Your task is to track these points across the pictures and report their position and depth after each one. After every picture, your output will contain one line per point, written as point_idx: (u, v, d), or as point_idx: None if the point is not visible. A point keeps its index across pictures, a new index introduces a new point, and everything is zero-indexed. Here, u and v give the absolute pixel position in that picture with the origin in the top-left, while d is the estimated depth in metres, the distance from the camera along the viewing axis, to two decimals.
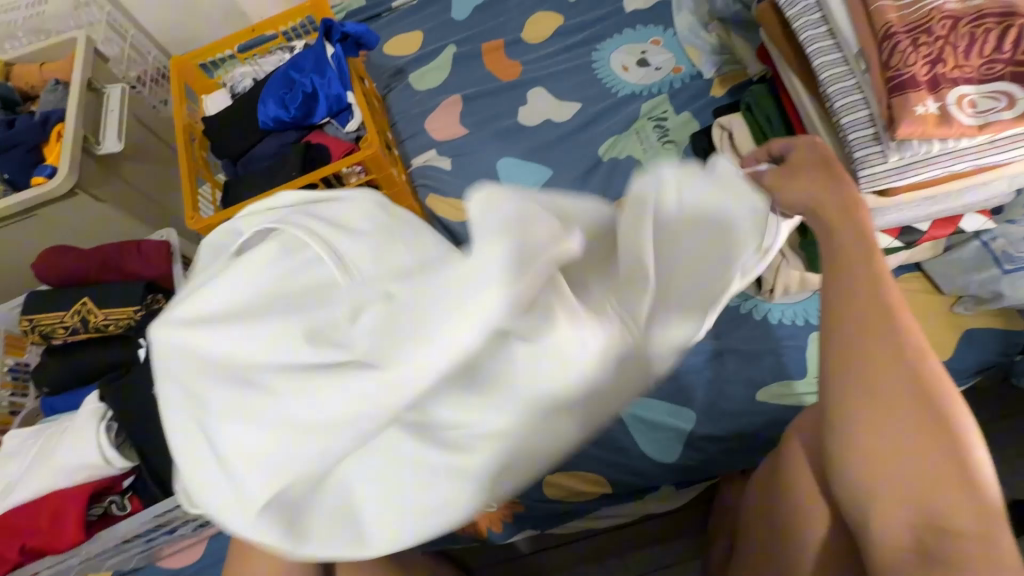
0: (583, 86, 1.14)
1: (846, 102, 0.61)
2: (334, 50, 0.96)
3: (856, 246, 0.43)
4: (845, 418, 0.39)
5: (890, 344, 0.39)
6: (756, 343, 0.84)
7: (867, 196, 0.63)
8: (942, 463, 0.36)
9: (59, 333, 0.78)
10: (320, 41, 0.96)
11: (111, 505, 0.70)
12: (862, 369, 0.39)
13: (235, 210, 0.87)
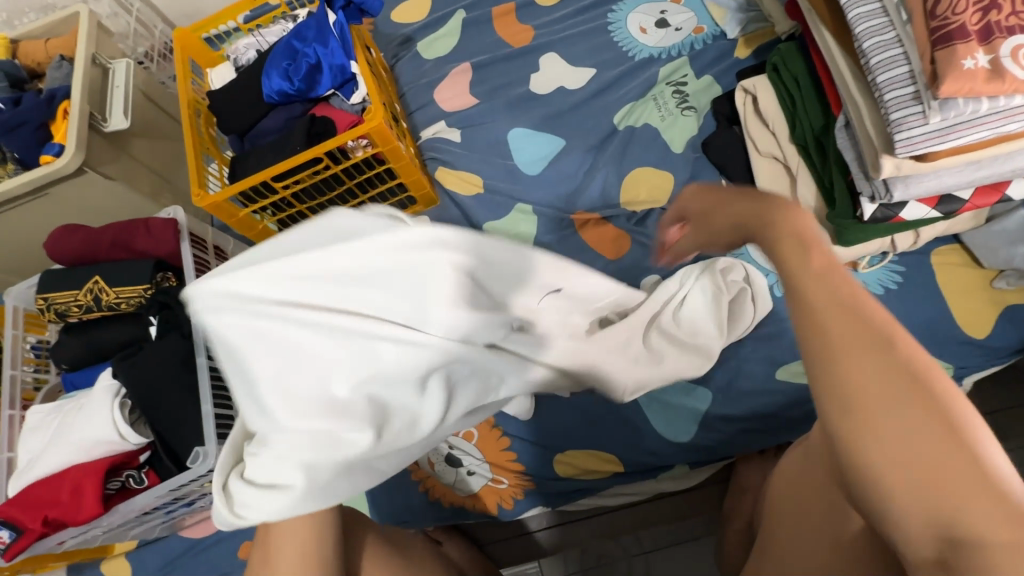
0: (598, 51, 1.08)
1: (884, 57, 0.55)
2: (336, 17, 0.92)
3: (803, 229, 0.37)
4: (854, 438, 0.30)
5: (874, 336, 0.31)
6: (777, 321, 0.80)
7: (903, 162, 0.58)
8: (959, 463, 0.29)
9: (74, 312, 0.79)
10: (322, 8, 0.92)
11: (129, 479, 0.71)
12: (850, 364, 0.31)
13: (240, 186, 0.85)
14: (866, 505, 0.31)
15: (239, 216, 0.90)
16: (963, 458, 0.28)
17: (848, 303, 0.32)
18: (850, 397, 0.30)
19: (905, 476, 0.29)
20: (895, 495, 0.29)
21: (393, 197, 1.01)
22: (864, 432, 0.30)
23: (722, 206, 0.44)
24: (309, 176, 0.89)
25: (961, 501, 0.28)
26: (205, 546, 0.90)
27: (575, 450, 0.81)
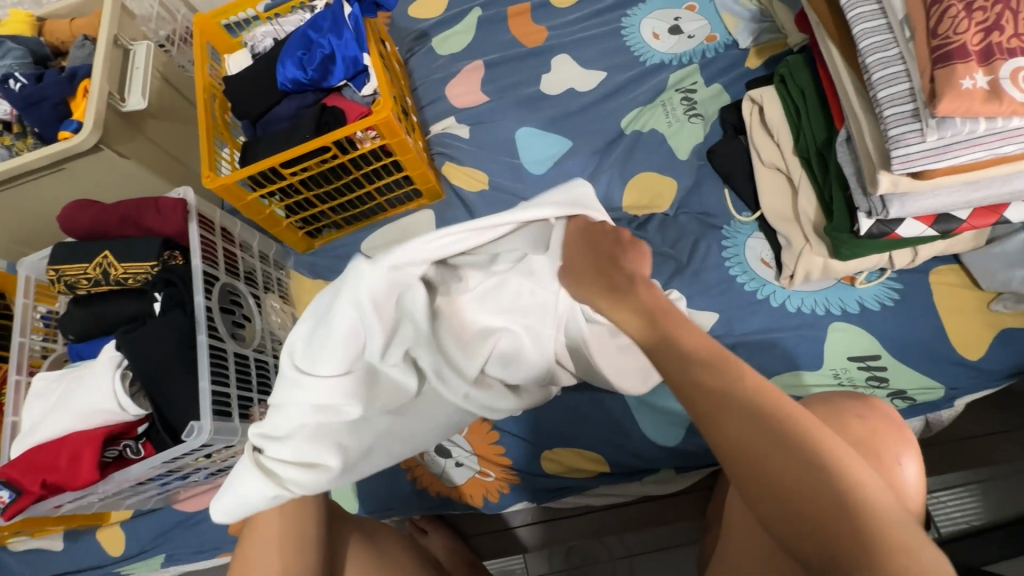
0: (609, 54, 1.09)
1: (886, 73, 0.56)
2: (352, 10, 0.94)
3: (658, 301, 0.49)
4: (744, 455, 0.41)
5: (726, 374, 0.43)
6: (770, 331, 0.81)
7: (900, 178, 0.58)
8: (815, 452, 0.40)
9: (83, 284, 0.82)
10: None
11: (126, 449, 0.73)
12: (761, 459, 0.40)
13: (249, 171, 0.87)
14: (769, 510, 0.40)
15: (247, 200, 0.92)
16: (811, 442, 0.40)
17: (740, 401, 0.41)
18: (732, 422, 0.41)
19: (842, 546, 0.37)
20: (785, 490, 0.39)
21: (400, 189, 1.02)
22: (756, 448, 0.40)
23: (610, 304, 0.51)
24: (317, 164, 0.90)
25: (832, 482, 0.39)
26: (198, 519, 0.93)
27: (561, 448, 0.82)
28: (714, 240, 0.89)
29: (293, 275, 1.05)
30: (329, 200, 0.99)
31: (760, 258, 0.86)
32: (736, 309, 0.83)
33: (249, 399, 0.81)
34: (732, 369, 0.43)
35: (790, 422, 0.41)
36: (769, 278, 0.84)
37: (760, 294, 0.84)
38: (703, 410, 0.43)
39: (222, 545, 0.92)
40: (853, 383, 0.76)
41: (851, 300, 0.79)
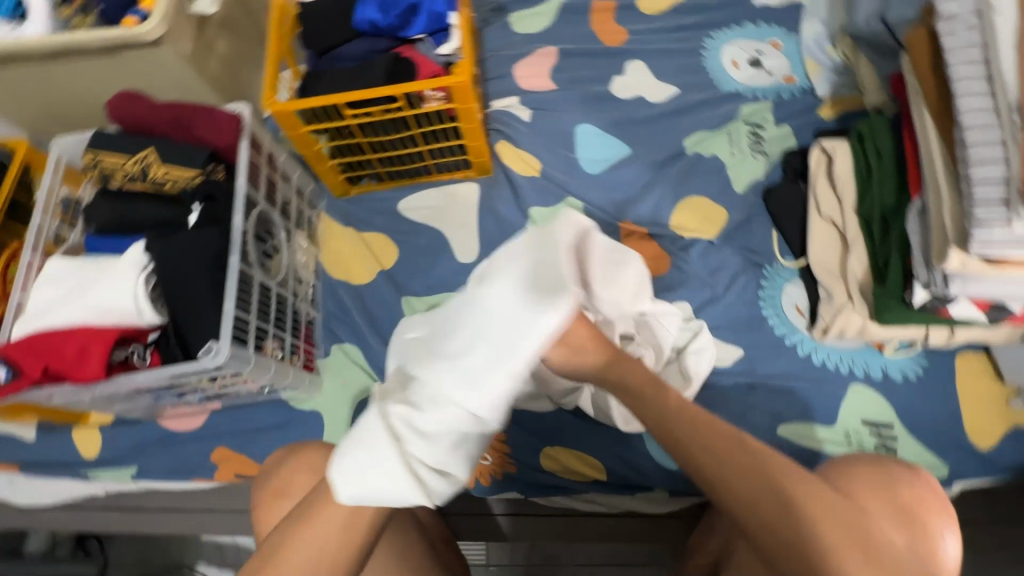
0: (685, 72, 1.08)
1: (983, 153, 0.55)
2: None
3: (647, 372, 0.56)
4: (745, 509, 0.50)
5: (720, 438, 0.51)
6: (791, 379, 0.81)
7: (969, 260, 0.59)
8: (800, 502, 0.49)
9: (119, 178, 0.79)
10: None
11: (133, 354, 0.71)
12: (758, 508, 0.49)
13: (313, 104, 0.84)
14: (771, 551, 0.49)
15: (300, 132, 0.89)
16: (798, 493, 0.50)
17: (735, 465, 0.50)
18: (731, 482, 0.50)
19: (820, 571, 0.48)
20: (780, 533, 0.49)
21: (451, 156, 1.00)
22: (750, 502, 0.49)
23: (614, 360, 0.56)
24: (380, 112, 0.88)
25: (815, 523, 0.49)
26: (180, 439, 0.91)
27: (561, 448, 0.82)
28: (753, 278, 0.89)
29: (324, 217, 1.03)
30: (380, 151, 0.97)
31: (795, 305, 0.86)
32: (761, 350, 0.84)
33: (265, 331, 0.80)
34: (725, 433, 0.52)
35: (780, 480, 0.50)
36: (801, 327, 0.84)
37: (789, 341, 0.84)
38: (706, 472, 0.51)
39: (199, 471, 0.91)
40: (861, 445, 0.77)
41: (876, 366, 0.80)
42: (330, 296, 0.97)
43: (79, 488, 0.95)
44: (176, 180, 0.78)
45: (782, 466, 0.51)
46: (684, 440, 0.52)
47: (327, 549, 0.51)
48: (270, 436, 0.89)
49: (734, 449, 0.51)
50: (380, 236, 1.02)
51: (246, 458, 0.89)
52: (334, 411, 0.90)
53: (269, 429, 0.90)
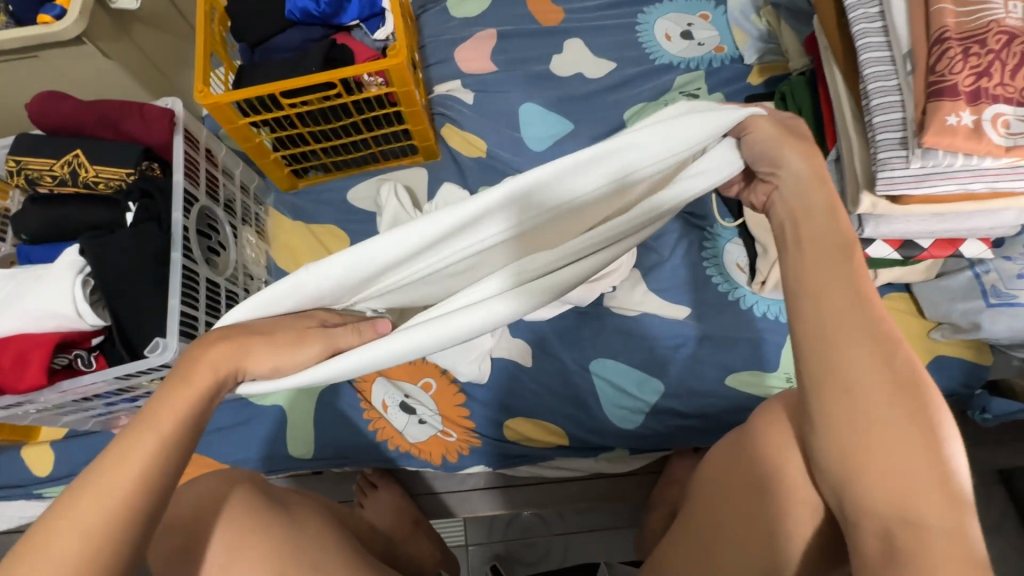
0: (621, 47, 1.10)
1: (883, 101, 0.60)
2: None
3: (840, 306, 0.40)
4: (872, 404, 0.38)
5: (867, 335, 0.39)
6: (734, 331, 0.85)
7: (878, 200, 0.63)
8: (882, 382, 0.38)
9: (46, 182, 0.76)
10: None
11: (76, 359, 0.70)
12: (862, 378, 0.39)
13: (246, 91, 0.81)
14: (867, 430, 0.38)
15: (237, 124, 0.86)
16: (864, 370, 0.39)
17: (876, 348, 0.39)
18: (871, 386, 0.38)
19: (867, 424, 0.38)
20: (872, 399, 0.38)
21: (397, 142, 1.00)
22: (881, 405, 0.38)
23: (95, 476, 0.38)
24: (317, 100, 0.86)
25: (883, 394, 0.38)
26: None
27: (522, 419, 0.86)
28: (696, 240, 0.91)
29: (272, 211, 1.00)
30: (324, 140, 0.95)
31: (735, 263, 0.89)
32: (704, 307, 0.87)
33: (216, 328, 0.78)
34: (864, 365, 0.39)
35: (879, 383, 0.38)
36: (740, 282, 0.88)
37: (731, 296, 0.88)
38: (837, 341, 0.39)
39: None
40: None
41: None
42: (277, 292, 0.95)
43: (34, 509, 0.90)
44: (108, 181, 0.75)
45: (872, 377, 0.38)
46: (866, 398, 0.38)
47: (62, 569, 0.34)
48: (234, 435, 0.89)
49: (882, 366, 0.39)
50: (330, 227, 0.99)
51: (209, 458, 0.88)
52: (295, 407, 0.89)
53: (231, 428, 0.89)
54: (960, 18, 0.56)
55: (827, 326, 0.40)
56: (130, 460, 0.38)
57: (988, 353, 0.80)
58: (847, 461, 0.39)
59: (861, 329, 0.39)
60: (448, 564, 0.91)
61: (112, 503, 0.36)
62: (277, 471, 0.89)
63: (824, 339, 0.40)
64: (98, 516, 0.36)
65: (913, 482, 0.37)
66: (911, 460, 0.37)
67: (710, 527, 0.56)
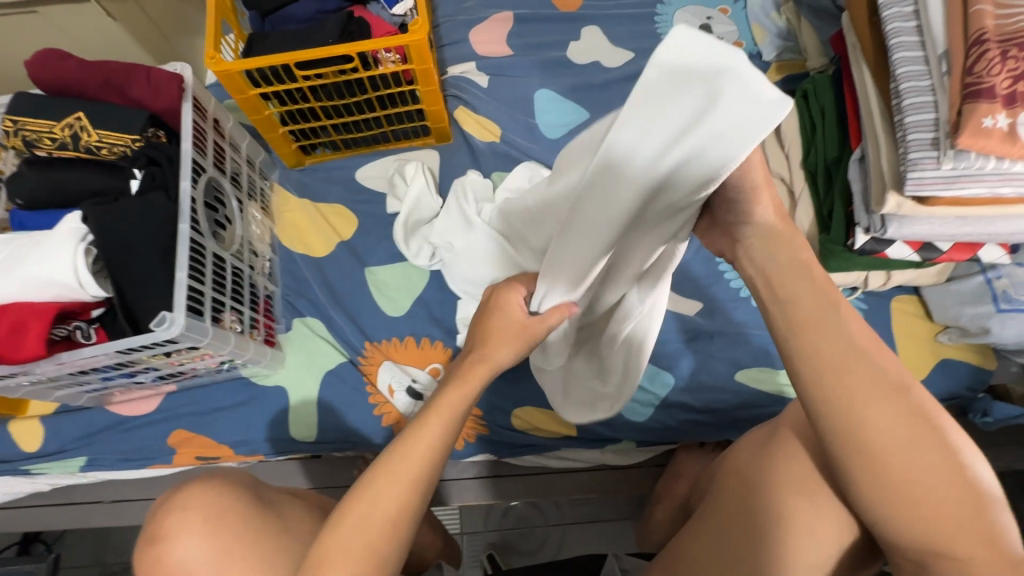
0: (639, 38, 1.09)
1: (916, 100, 0.60)
2: None
3: (847, 366, 0.41)
4: (885, 462, 0.39)
5: (872, 392, 0.40)
6: (745, 327, 0.85)
7: (903, 200, 0.63)
8: (890, 437, 0.39)
9: (45, 145, 0.72)
10: None
11: (76, 331, 0.67)
12: (873, 437, 0.40)
13: (259, 60, 0.78)
14: (887, 481, 0.40)
15: (247, 94, 0.83)
16: (872, 429, 0.40)
17: (881, 402, 0.40)
18: (882, 444, 0.39)
19: (887, 478, 0.39)
20: (887, 454, 0.39)
21: (410, 122, 0.98)
22: (896, 455, 0.39)
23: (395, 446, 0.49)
24: (333, 74, 0.84)
25: (896, 448, 0.39)
26: (131, 425, 0.86)
27: (531, 408, 0.85)
28: None
29: (278, 188, 0.97)
30: (335, 116, 0.92)
31: None
32: (716, 303, 0.87)
33: (222, 304, 0.75)
34: (870, 423, 0.40)
35: (891, 438, 0.39)
36: None
37: (743, 293, 0.88)
38: (845, 402, 0.40)
39: (156, 457, 0.86)
40: None
41: None
42: (285, 271, 0.92)
43: (20, 485, 0.87)
44: (112, 147, 0.72)
45: (880, 433, 0.40)
46: (878, 455, 0.40)
47: (385, 512, 0.47)
48: (234, 416, 0.86)
49: (892, 418, 0.40)
50: (337, 206, 0.96)
51: (207, 438, 0.85)
52: (298, 389, 0.87)
53: (231, 409, 0.87)
54: (998, 20, 0.56)
55: (837, 392, 0.41)
56: (431, 433, 0.50)
57: (992, 357, 0.81)
58: (877, 510, 0.40)
59: (867, 386, 0.40)
60: (449, 553, 0.91)
61: (420, 461, 0.48)
62: (277, 453, 0.87)
63: (839, 405, 0.40)
64: (401, 483, 0.47)
65: (942, 518, 0.39)
66: (938, 495, 0.39)
67: (742, 523, 0.55)
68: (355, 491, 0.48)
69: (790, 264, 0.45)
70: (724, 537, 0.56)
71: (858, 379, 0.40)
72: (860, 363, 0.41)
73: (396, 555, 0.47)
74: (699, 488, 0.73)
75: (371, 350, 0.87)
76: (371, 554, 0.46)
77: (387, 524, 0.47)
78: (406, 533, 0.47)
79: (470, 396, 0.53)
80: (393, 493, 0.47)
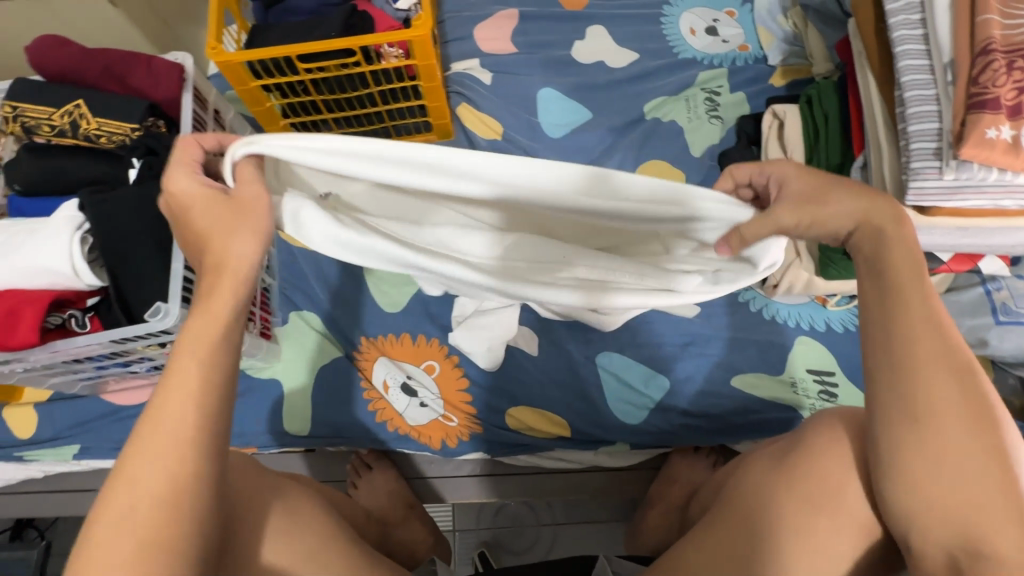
0: (645, 38, 1.08)
1: (920, 109, 0.60)
2: None
3: (922, 338, 0.43)
4: (941, 429, 0.42)
5: (946, 367, 0.43)
6: (743, 332, 0.85)
7: (905, 209, 0.62)
8: (952, 410, 0.42)
9: (44, 132, 0.71)
10: None
11: (70, 319, 0.67)
12: (936, 405, 0.42)
13: (261, 51, 0.78)
14: (933, 452, 0.42)
15: (248, 86, 0.83)
16: (937, 397, 0.42)
17: (951, 380, 0.42)
18: (939, 414, 0.42)
19: (935, 448, 0.42)
20: (944, 425, 0.42)
21: (411, 117, 0.98)
22: (948, 429, 0.41)
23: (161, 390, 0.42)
24: (334, 67, 0.83)
25: (951, 422, 0.42)
26: (125, 414, 0.86)
27: (525, 408, 0.85)
28: None
29: None
30: (336, 110, 0.92)
31: None
32: (714, 307, 0.87)
33: None
34: (935, 391, 0.42)
35: (952, 411, 0.42)
36: (752, 284, 0.87)
37: (741, 298, 0.87)
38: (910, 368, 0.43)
39: None
40: (805, 393, 0.82)
41: (819, 318, 0.86)
42: (283, 265, 0.91)
43: (13, 471, 0.87)
44: (111, 135, 0.71)
45: (942, 403, 0.42)
46: (935, 421, 0.42)
47: (167, 466, 0.39)
48: (228, 407, 0.86)
49: (956, 393, 0.42)
50: None
51: None
52: (292, 383, 0.87)
53: None
54: (1005, 30, 0.55)
55: (910, 356, 0.43)
56: (185, 377, 0.41)
57: (990, 369, 0.81)
58: (913, 482, 0.42)
59: (941, 360, 0.43)
60: (440, 549, 0.90)
61: (188, 399, 0.41)
62: (271, 446, 0.87)
63: (904, 368, 0.43)
64: (171, 436, 0.40)
65: (977, 504, 0.40)
66: (979, 484, 0.40)
67: (753, 536, 0.53)
68: (117, 467, 0.40)
69: (901, 250, 0.46)
70: (739, 557, 0.53)
71: (931, 354, 0.43)
72: (933, 340, 0.43)
73: (196, 519, 0.40)
74: (703, 497, 0.72)
75: (366, 346, 0.87)
76: (148, 530, 0.38)
77: (178, 471, 0.40)
78: (195, 481, 0.40)
79: (217, 326, 0.43)
80: (175, 437, 0.40)
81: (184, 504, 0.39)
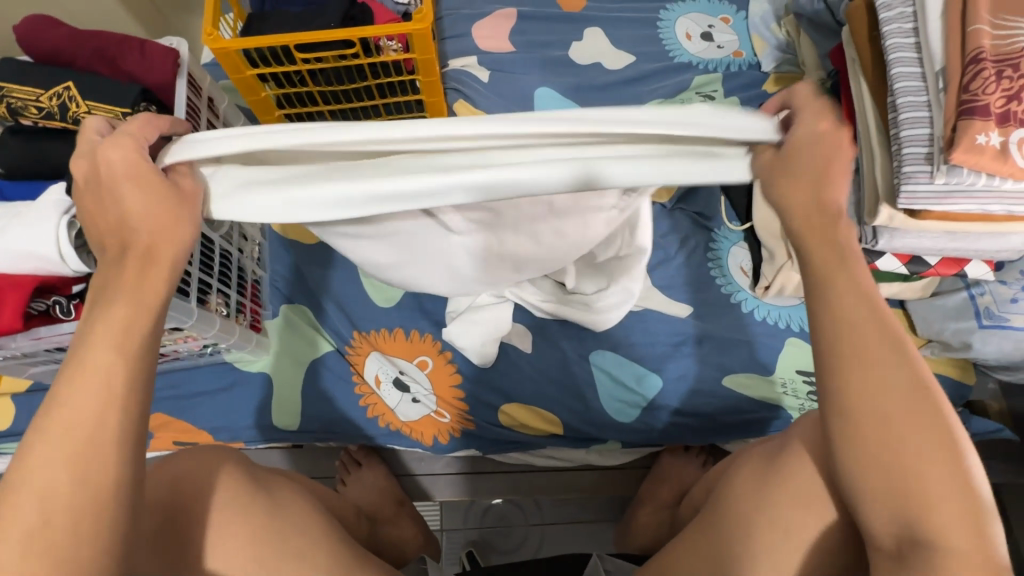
0: (642, 42, 1.09)
1: (912, 115, 0.61)
2: None
3: (868, 334, 0.42)
4: (892, 428, 0.41)
5: (889, 363, 0.42)
6: (734, 332, 0.86)
7: (895, 213, 0.64)
8: (897, 407, 0.41)
9: (30, 113, 0.69)
10: None
11: (54, 306, 0.65)
12: (881, 403, 0.41)
13: (258, 39, 0.76)
14: (883, 451, 0.41)
15: (243, 74, 0.82)
16: (883, 396, 0.41)
17: (898, 376, 0.41)
18: (883, 412, 0.41)
19: (887, 447, 0.41)
20: (892, 424, 0.41)
21: (407, 112, 0.97)
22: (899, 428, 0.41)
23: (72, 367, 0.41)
24: (332, 58, 0.82)
25: (900, 421, 0.41)
26: None
27: (518, 405, 0.84)
28: (703, 240, 0.92)
29: None
30: (332, 102, 0.91)
31: (740, 266, 0.90)
32: (706, 308, 0.88)
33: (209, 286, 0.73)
34: (880, 391, 0.41)
35: (896, 407, 0.41)
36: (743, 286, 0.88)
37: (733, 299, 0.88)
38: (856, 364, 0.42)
39: None
40: (793, 393, 0.84)
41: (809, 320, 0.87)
42: (277, 258, 0.90)
43: None
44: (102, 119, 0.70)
45: (888, 402, 0.41)
46: (884, 421, 0.41)
47: (82, 433, 0.39)
48: (215, 401, 0.85)
49: (905, 390, 0.41)
50: None
51: (187, 423, 0.84)
52: (282, 376, 0.85)
53: (211, 393, 0.85)
54: (995, 40, 0.57)
55: (852, 352, 0.42)
56: (97, 363, 0.40)
57: (972, 372, 0.83)
58: (865, 483, 0.42)
59: (884, 354, 0.42)
60: (431, 547, 0.88)
61: (103, 377, 0.40)
62: (258, 440, 0.86)
63: (850, 365, 0.42)
64: (92, 404, 0.39)
65: (931, 502, 0.40)
66: (933, 481, 0.40)
67: (742, 543, 0.53)
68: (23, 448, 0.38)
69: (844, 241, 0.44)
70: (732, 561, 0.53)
71: (876, 348, 0.42)
72: (879, 334, 0.42)
73: (116, 498, 0.39)
74: (693, 497, 0.73)
75: (359, 340, 0.86)
76: (77, 507, 0.37)
77: (93, 441, 0.39)
78: (108, 460, 0.39)
79: (141, 315, 0.42)
80: (90, 405, 0.39)
81: (102, 476, 0.38)
